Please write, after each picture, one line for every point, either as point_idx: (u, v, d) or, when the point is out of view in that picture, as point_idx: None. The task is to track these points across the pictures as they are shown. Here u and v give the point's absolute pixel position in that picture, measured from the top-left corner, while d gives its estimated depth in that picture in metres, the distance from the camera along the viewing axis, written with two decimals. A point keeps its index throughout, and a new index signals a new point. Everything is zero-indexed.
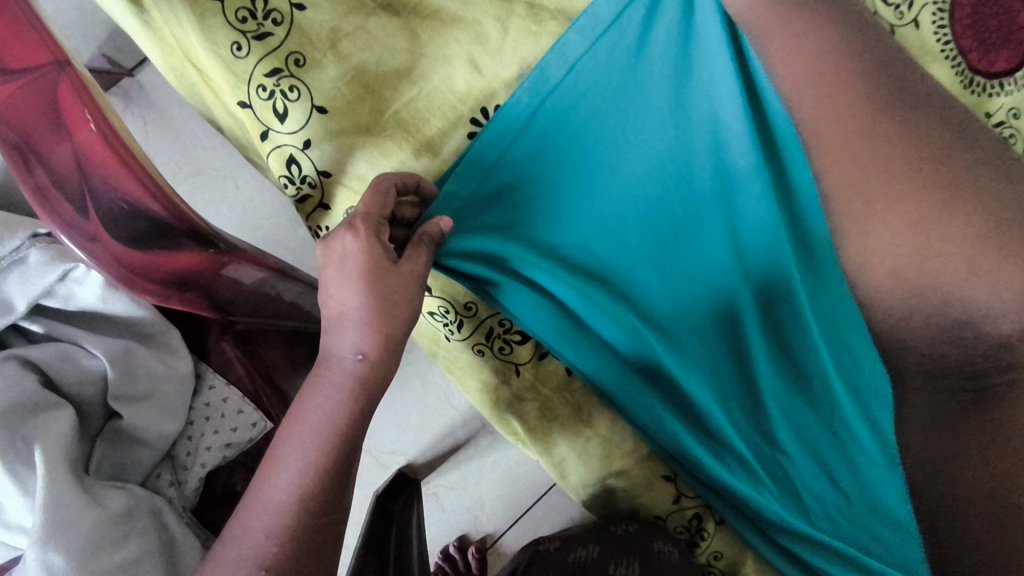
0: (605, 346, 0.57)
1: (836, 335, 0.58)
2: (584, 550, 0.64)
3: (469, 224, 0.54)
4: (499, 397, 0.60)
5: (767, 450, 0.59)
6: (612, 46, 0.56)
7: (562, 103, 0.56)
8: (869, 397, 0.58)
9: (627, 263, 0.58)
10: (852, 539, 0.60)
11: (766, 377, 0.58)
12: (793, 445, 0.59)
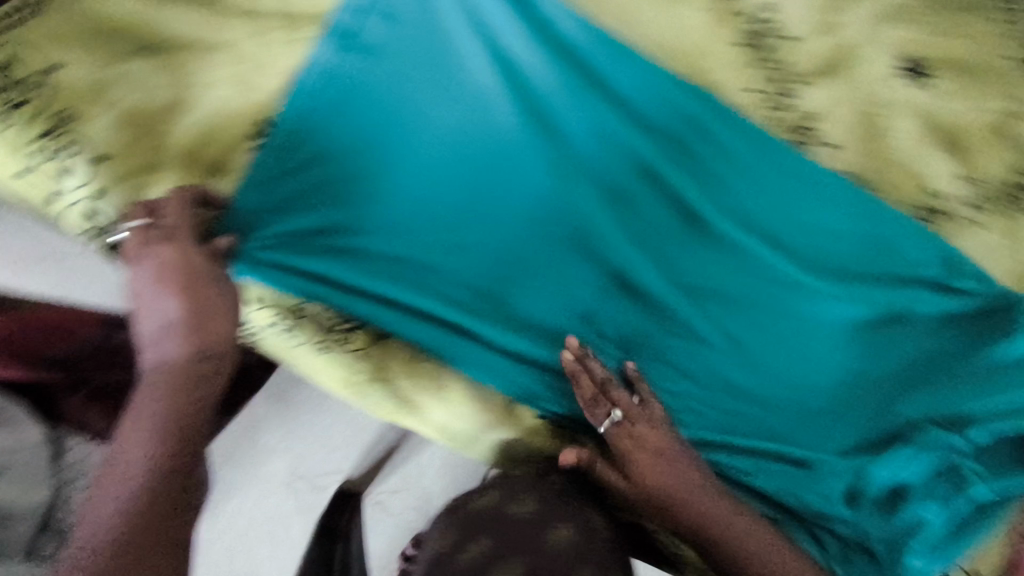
0: (428, 310, 0.63)
1: (652, 247, 0.69)
2: (483, 496, 0.62)
3: (258, 228, 0.61)
4: (357, 388, 0.64)
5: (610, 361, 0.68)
6: (364, 50, 0.64)
7: (331, 106, 0.63)
8: (697, 293, 0.70)
9: (431, 231, 0.64)
10: (717, 420, 0.71)
11: (588, 297, 0.68)
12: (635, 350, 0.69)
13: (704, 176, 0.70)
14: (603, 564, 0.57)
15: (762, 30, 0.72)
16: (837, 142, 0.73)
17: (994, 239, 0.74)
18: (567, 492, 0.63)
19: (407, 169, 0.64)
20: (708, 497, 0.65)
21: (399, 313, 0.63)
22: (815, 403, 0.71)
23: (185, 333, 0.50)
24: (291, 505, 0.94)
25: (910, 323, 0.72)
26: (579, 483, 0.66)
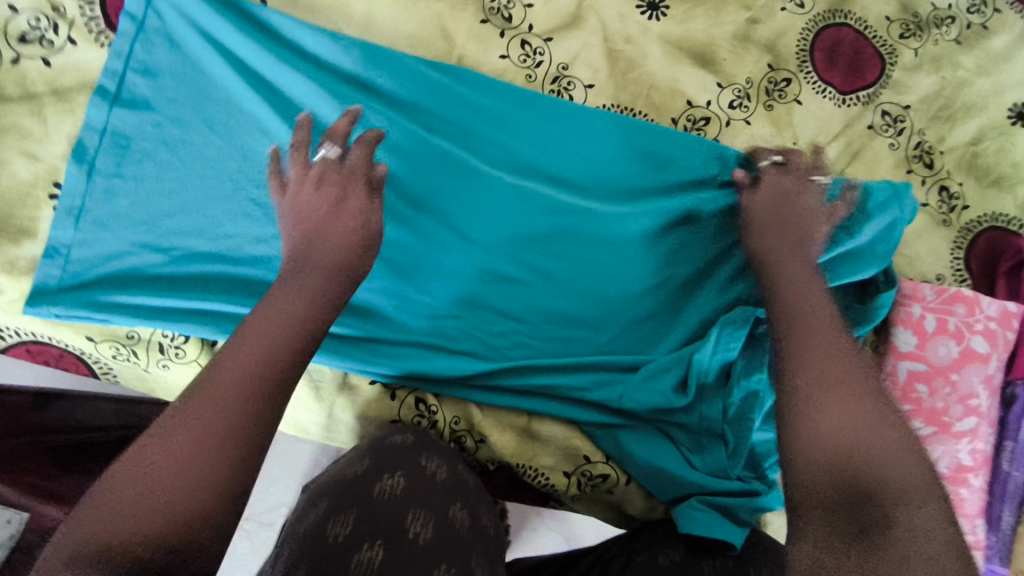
0: None
1: (450, 213, 0.77)
2: (356, 468, 0.66)
3: (73, 282, 0.69)
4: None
5: (434, 322, 0.76)
6: (130, 101, 0.71)
7: (111, 160, 0.70)
8: (502, 243, 0.77)
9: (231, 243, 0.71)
10: (544, 350, 0.78)
11: (399, 272, 0.76)
12: (457, 308, 0.77)
13: (478, 140, 0.78)
14: (433, 503, 0.64)
15: (504, 4, 0.81)
16: (593, 81, 0.82)
17: (763, 129, 0.82)
18: (404, 446, 0.69)
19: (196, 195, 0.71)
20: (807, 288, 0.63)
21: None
22: (625, 314, 0.78)
23: (314, 231, 0.58)
24: (244, 546, 0.99)
25: (698, 223, 0.79)
26: (424, 436, 0.72)
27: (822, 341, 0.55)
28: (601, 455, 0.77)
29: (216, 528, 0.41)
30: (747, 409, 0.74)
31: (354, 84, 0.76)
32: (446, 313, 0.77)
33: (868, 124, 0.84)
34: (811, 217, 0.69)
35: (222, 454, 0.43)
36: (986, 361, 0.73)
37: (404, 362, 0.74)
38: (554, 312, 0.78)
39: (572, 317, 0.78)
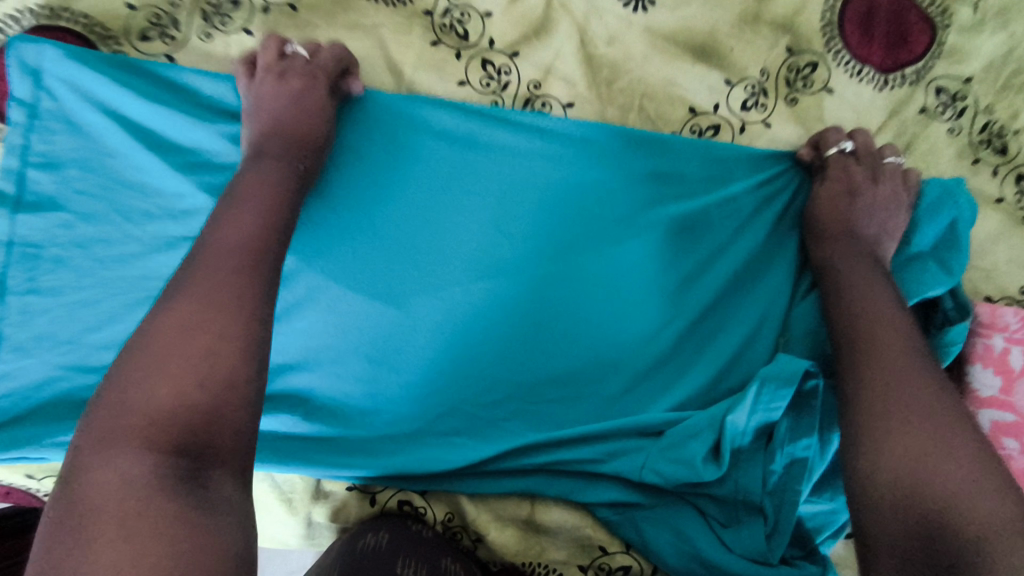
0: None
1: (421, 264, 0.64)
2: None
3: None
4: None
5: (414, 399, 0.62)
6: (35, 203, 0.61)
7: (26, 276, 0.61)
8: (488, 295, 0.64)
9: None
10: (553, 418, 0.64)
11: (366, 345, 0.62)
12: (440, 376, 0.63)
13: (448, 178, 0.65)
14: None
15: (457, 18, 0.67)
16: (573, 98, 0.68)
17: (787, 131, 0.68)
18: (378, 552, 0.56)
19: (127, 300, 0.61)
20: (864, 284, 0.56)
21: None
22: (650, 366, 0.64)
23: (269, 200, 0.50)
24: None
25: (719, 245, 0.66)
26: (402, 531, 0.60)
27: (895, 363, 0.50)
28: (621, 544, 0.63)
29: (235, 429, 0.38)
30: (793, 480, 0.59)
31: None
32: (437, 391, 0.63)
33: (919, 107, 0.68)
34: (873, 228, 0.61)
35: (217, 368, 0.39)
36: None
37: (395, 461, 0.60)
38: (566, 373, 0.64)
39: (589, 377, 0.64)
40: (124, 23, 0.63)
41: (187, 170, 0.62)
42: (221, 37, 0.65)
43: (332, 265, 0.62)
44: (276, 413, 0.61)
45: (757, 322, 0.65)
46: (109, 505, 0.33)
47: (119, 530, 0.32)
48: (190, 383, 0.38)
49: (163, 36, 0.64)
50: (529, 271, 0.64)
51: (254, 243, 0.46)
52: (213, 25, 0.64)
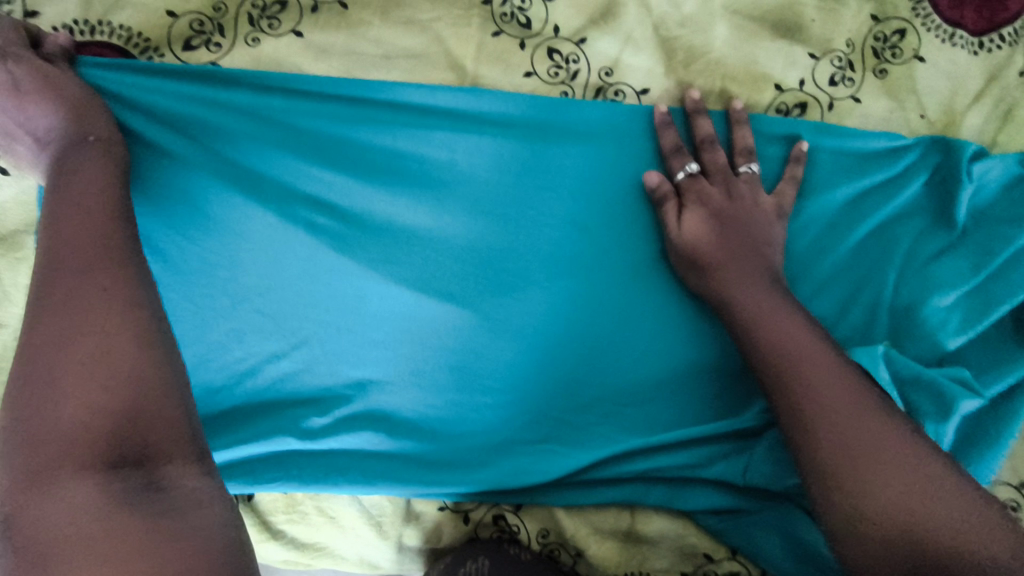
0: (275, 442, 0.56)
1: (498, 265, 0.58)
2: None
3: None
4: (261, 549, 0.59)
5: (501, 407, 0.58)
6: None
7: None
8: (573, 292, 0.58)
9: (232, 364, 0.57)
10: (649, 421, 0.58)
11: (447, 354, 0.57)
12: (525, 382, 0.58)
13: (519, 171, 0.59)
14: None
15: (517, 6, 0.61)
16: (647, 84, 0.62)
17: (878, 105, 0.63)
18: None
19: None
20: (744, 308, 0.52)
21: (243, 463, 0.57)
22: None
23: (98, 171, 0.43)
24: None
25: (822, 227, 0.60)
26: (501, 556, 0.57)
27: (821, 385, 0.46)
28: (727, 550, 0.60)
29: (168, 425, 0.32)
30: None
31: (341, 143, 0.58)
32: (524, 400, 0.58)
33: (1020, 70, 0.63)
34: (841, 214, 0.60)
35: (124, 379, 0.32)
36: None
37: (486, 476, 0.57)
38: (662, 376, 0.59)
39: (686, 380, 0.59)
40: (169, 33, 0.59)
41: (235, 181, 0.56)
42: (270, 40, 0.59)
43: (401, 271, 0.57)
44: (356, 431, 0.57)
45: (873, 303, 0.58)
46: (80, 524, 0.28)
47: (85, 556, 0.27)
48: (100, 387, 0.31)
49: (209, 45, 0.59)
50: (613, 267, 0.59)
51: (69, 254, 0.36)
52: (261, 28, 0.59)
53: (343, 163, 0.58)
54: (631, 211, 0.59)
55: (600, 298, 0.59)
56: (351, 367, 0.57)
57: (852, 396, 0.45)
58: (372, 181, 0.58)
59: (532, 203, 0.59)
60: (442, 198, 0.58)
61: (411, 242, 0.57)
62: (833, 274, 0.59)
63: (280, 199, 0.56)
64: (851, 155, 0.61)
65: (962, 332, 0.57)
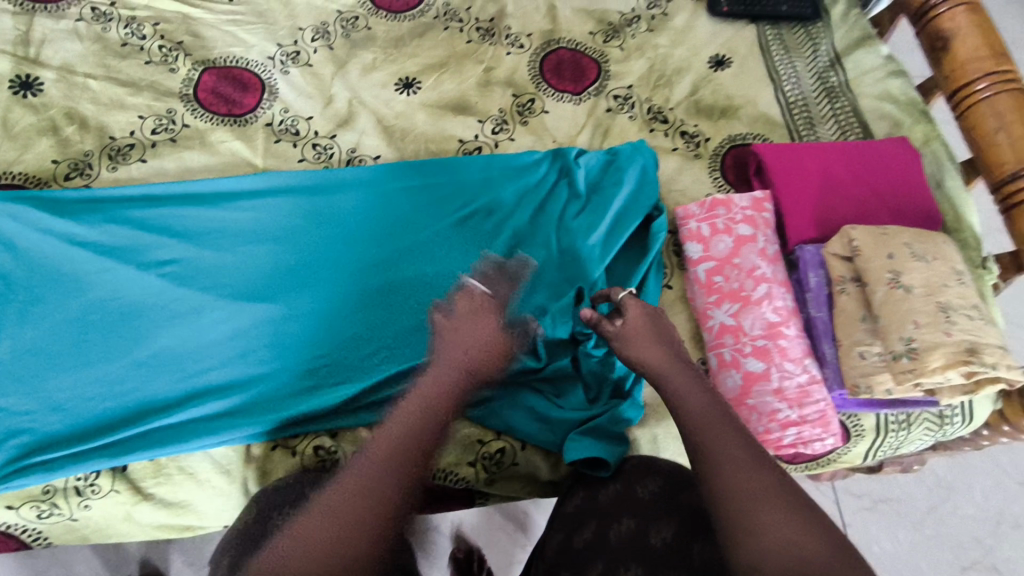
0: (146, 423, 0.77)
1: (297, 274, 0.87)
2: (243, 520, 0.69)
3: None
4: (138, 512, 0.77)
5: (312, 364, 0.82)
6: None
7: None
8: (350, 280, 0.87)
9: (106, 376, 0.78)
10: (417, 352, 0.84)
11: (268, 337, 0.83)
12: (327, 344, 0.83)
13: (300, 215, 0.90)
14: None
15: (290, 123, 0.98)
16: (379, 153, 0.98)
17: (526, 140, 1.02)
18: (288, 485, 0.72)
19: (54, 357, 0.78)
20: (678, 386, 0.66)
21: (116, 449, 0.76)
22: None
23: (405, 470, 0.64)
24: None
25: (506, 214, 0.94)
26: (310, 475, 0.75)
27: (728, 438, 0.60)
28: (493, 434, 0.84)
29: (366, 539, 0.59)
30: (605, 368, 0.85)
31: (175, 218, 0.87)
32: (328, 357, 0.83)
33: (606, 108, 1.06)
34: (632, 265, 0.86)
35: (384, 518, 0.61)
36: (755, 240, 0.91)
37: (303, 408, 0.79)
38: (419, 323, 0.86)
39: (437, 319, 0.86)
40: (51, 172, 0.89)
41: (105, 251, 0.83)
42: (124, 166, 0.91)
43: (228, 294, 0.84)
44: (205, 401, 0.78)
45: (546, 250, 0.91)
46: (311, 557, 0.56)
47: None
48: (381, 510, 0.61)
49: (82, 175, 0.89)
50: (374, 259, 0.89)
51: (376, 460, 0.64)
52: (118, 160, 0.91)
53: (181, 228, 0.86)
54: (380, 225, 0.91)
55: (367, 280, 0.88)
56: (195, 361, 0.80)
57: (751, 459, 0.57)
58: (203, 235, 0.87)
59: (315, 231, 0.89)
60: (252, 237, 0.88)
61: (232, 275, 0.85)
62: (521, 237, 0.92)
63: (140, 259, 0.84)
64: (515, 168, 0.97)
65: (603, 255, 0.90)
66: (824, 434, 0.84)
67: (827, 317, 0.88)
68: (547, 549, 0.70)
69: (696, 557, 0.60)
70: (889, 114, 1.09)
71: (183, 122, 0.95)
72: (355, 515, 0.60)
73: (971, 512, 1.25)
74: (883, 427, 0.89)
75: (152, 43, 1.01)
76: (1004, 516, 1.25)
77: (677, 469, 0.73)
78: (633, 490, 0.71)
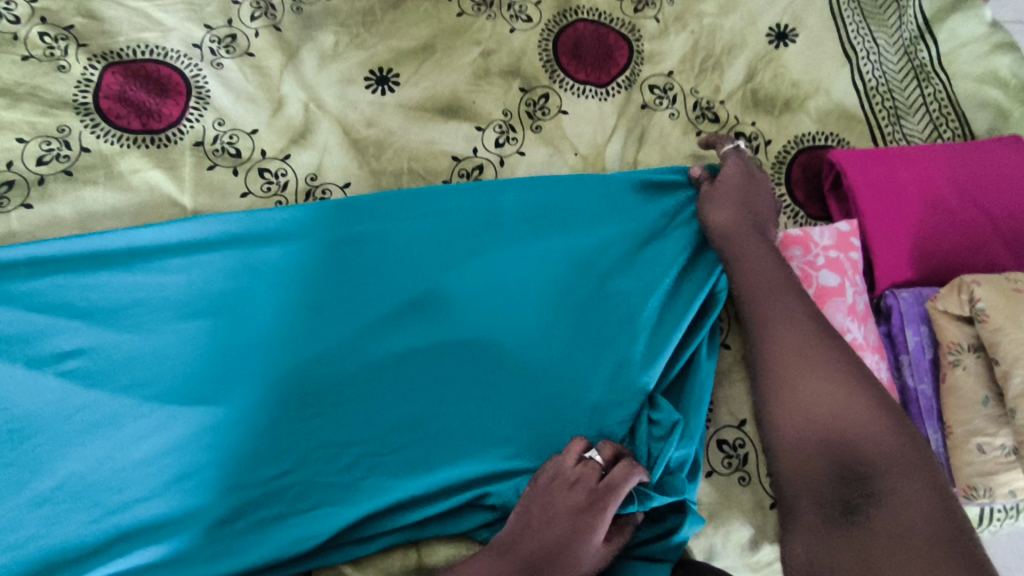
0: None
1: (244, 360, 0.65)
2: None
3: None
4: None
5: (272, 485, 0.63)
6: None
7: None
8: (316, 363, 0.66)
9: None
10: (409, 460, 0.65)
11: (211, 453, 0.62)
12: (291, 457, 0.64)
13: (246, 276, 0.68)
14: None
15: (227, 141, 0.74)
16: (348, 178, 0.74)
17: (539, 152, 0.78)
18: None
19: None
20: (760, 245, 0.69)
21: None
22: (494, 383, 0.67)
23: None
24: None
25: (523, 262, 0.72)
26: None
27: (785, 318, 0.61)
28: None
29: None
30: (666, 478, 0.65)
31: (77, 291, 0.64)
32: (293, 474, 0.63)
33: (640, 104, 0.82)
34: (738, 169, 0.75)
35: None
36: (843, 293, 0.70)
37: (263, 552, 0.60)
38: (410, 420, 0.66)
39: (437, 416, 0.66)
40: None
41: None
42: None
43: (153, 393, 0.63)
44: (130, 550, 0.59)
45: (573, 314, 0.70)
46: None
47: None
48: None
49: None
50: (347, 332, 0.68)
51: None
52: None
53: (86, 305, 0.64)
54: (353, 284, 0.70)
55: (339, 364, 0.67)
56: (116, 492, 0.60)
57: (806, 333, 0.60)
58: (115, 314, 0.65)
59: (266, 297, 0.67)
60: (183, 312, 0.66)
61: (158, 367, 0.64)
62: (539, 294, 0.71)
63: (32, 353, 0.62)
64: (528, 196, 0.75)
65: (647, 327, 0.70)
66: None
67: (931, 390, 0.70)
68: None
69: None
70: (993, 102, 0.87)
71: (79, 145, 0.71)
72: None
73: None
74: (987, 517, 0.72)
75: (29, 29, 0.74)
76: None
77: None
78: None
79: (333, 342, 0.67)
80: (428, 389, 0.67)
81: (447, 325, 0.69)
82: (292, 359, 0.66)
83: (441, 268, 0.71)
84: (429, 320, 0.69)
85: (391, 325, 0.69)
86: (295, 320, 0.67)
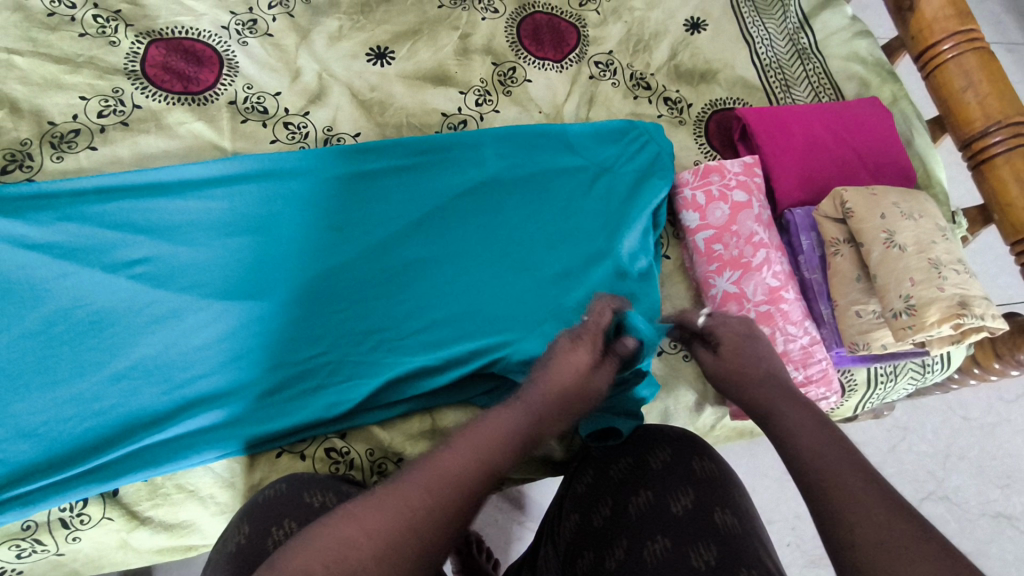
0: (131, 440, 0.71)
1: (282, 266, 0.80)
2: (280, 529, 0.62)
3: None
4: (135, 538, 0.73)
5: (310, 363, 0.77)
6: None
7: None
8: (341, 270, 0.82)
9: (81, 394, 0.71)
10: (420, 341, 0.80)
11: (258, 339, 0.77)
12: (324, 341, 0.78)
13: (279, 202, 0.83)
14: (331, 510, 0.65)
15: (256, 101, 0.90)
16: (357, 130, 0.92)
17: (510, 111, 0.98)
18: (280, 495, 0.66)
19: (16, 379, 0.70)
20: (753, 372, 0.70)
21: (99, 473, 0.70)
22: (485, 281, 0.84)
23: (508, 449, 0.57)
24: None
25: (504, 193, 0.90)
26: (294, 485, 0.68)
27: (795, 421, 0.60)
28: None
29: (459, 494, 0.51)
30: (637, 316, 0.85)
31: (139, 212, 0.78)
32: (326, 354, 0.78)
33: (589, 75, 1.03)
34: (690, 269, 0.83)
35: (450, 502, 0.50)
36: (751, 206, 0.92)
37: (307, 413, 0.75)
38: (419, 312, 0.82)
39: (439, 308, 0.82)
40: None
41: (56, 254, 0.74)
42: (69, 155, 0.80)
43: (208, 292, 0.77)
44: (197, 413, 0.73)
45: (544, 230, 0.89)
46: (326, 565, 0.45)
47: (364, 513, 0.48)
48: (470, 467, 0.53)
49: (22, 166, 0.78)
50: (365, 246, 0.84)
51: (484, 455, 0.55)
52: (63, 149, 0.80)
53: (147, 222, 0.78)
54: (368, 208, 0.86)
55: (361, 269, 0.83)
56: (182, 370, 0.74)
57: (804, 423, 0.59)
58: (173, 230, 0.78)
59: (297, 217, 0.83)
60: (228, 228, 0.80)
61: (210, 271, 0.78)
62: (517, 215, 0.89)
63: (103, 258, 0.75)
64: (504, 140, 0.93)
65: (607, 233, 0.89)
66: (827, 392, 0.88)
67: (820, 278, 0.92)
68: (564, 531, 0.73)
69: (719, 523, 0.64)
70: (858, 74, 1.12)
71: (132, 102, 0.85)
72: (438, 505, 0.50)
73: (920, 443, 1.34)
74: (873, 380, 0.95)
75: (84, 12, 0.88)
76: (951, 449, 1.34)
77: (684, 435, 0.76)
78: (645, 462, 0.73)
79: (356, 254, 0.83)
80: (434, 287, 0.83)
81: (444, 241, 0.86)
82: (323, 266, 0.82)
83: (440, 196, 0.88)
84: (432, 236, 0.86)
85: (401, 241, 0.85)
86: (323, 236, 0.83)
